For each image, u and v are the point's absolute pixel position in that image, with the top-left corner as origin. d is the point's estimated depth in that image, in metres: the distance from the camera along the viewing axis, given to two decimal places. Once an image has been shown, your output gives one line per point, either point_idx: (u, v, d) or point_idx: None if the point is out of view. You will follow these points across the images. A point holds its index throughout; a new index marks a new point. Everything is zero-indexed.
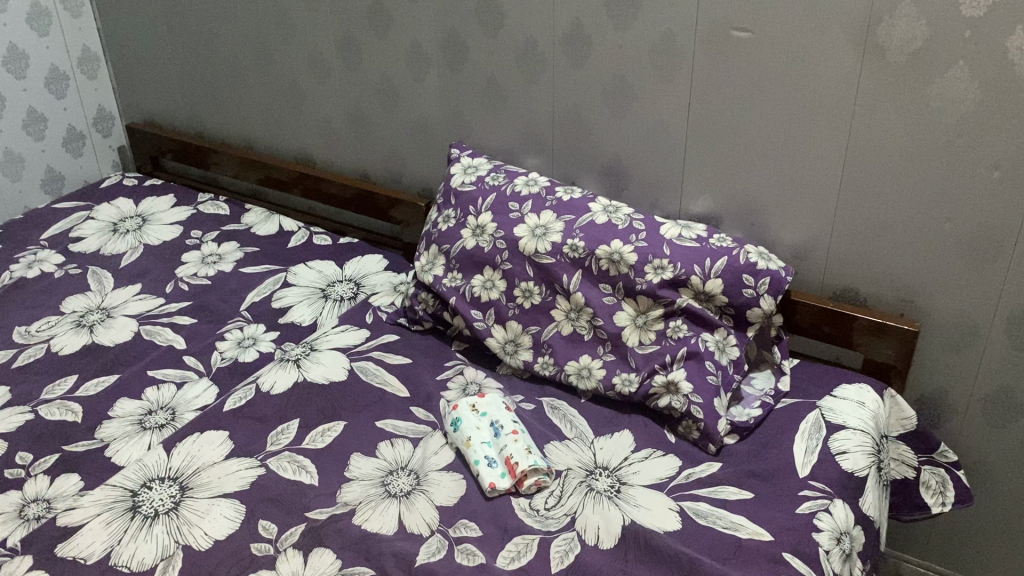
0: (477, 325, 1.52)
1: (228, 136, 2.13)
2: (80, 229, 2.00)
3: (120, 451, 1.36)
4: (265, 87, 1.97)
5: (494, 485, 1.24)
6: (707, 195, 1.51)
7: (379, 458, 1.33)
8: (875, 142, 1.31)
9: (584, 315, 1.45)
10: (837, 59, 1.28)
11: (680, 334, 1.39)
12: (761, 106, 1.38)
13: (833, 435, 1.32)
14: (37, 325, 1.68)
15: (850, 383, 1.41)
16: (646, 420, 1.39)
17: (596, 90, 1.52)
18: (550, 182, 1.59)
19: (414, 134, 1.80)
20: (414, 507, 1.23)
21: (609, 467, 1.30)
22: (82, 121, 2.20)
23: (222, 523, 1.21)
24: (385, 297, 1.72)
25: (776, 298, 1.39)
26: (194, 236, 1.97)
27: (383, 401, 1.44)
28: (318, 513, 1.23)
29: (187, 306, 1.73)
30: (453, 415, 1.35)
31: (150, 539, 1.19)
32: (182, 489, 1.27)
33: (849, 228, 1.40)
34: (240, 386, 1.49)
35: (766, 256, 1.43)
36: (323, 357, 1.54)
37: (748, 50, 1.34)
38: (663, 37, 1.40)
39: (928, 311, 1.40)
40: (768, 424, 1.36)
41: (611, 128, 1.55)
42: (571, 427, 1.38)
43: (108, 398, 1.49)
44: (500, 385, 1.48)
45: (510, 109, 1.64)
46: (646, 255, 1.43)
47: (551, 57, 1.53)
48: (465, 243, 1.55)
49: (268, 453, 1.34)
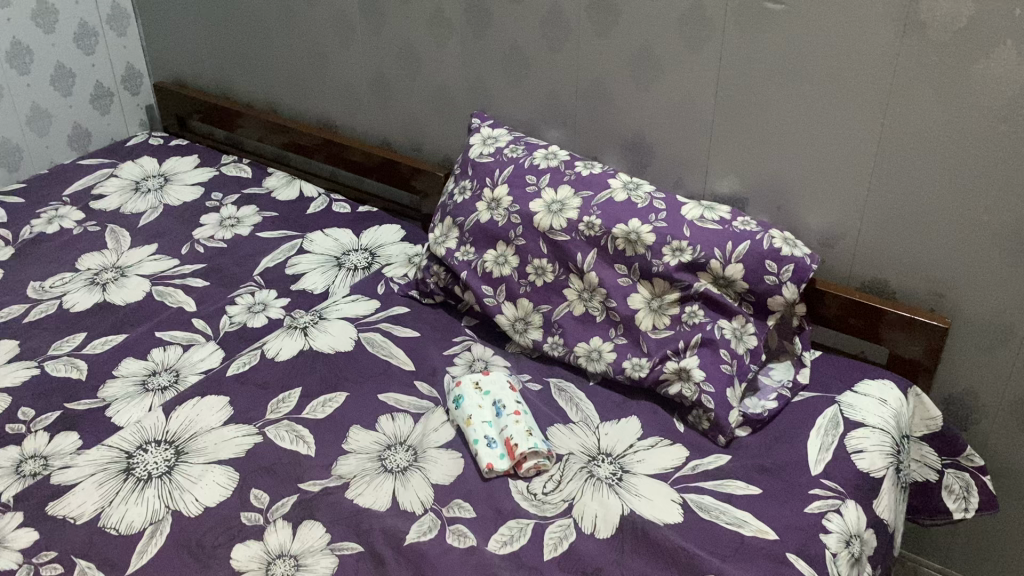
0: (488, 301, 1.48)
1: (254, 98, 2.10)
2: (102, 186, 2.00)
3: (122, 411, 1.36)
4: (289, 49, 1.93)
5: (491, 467, 1.20)
6: (733, 174, 1.44)
7: (378, 432, 1.30)
8: (912, 126, 1.24)
9: (597, 296, 1.40)
10: (874, 35, 1.21)
11: (696, 320, 1.34)
12: (793, 83, 1.31)
13: (850, 433, 1.26)
14: (51, 281, 1.68)
15: (872, 379, 1.35)
16: (654, 407, 1.34)
17: (622, 61, 1.46)
18: (570, 156, 1.53)
19: (435, 102, 1.75)
20: (409, 484, 1.20)
21: (612, 454, 1.25)
22: (110, 79, 2.19)
23: (214, 490, 1.20)
24: (399, 269, 1.68)
25: (800, 286, 1.33)
26: (214, 198, 1.96)
27: (388, 374, 1.41)
28: (311, 484, 1.21)
29: (201, 269, 1.72)
30: (457, 392, 1.32)
31: (141, 503, 1.18)
32: (177, 454, 1.25)
33: (881, 217, 1.33)
34: (245, 351, 1.47)
35: (792, 241, 1.36)
36: (330, 326, 1.51)
37: (780, 24, 1.27)
38: (693, 7, 1.34)
39: (960, 307, 1.33)
40: (784, 418, 1.30)
41: (635, 102, 1.48)
42: (577, 410, 1.34)
43: (114, 357, 1.48)
44: (507, 363, 1.44)
45: (533, 79, 1.58)
46: (664, 235, 1.37)
47: (577, 25, 1.47)
48: (480, 216, 1.51)
49: (267, 421, 1.31)
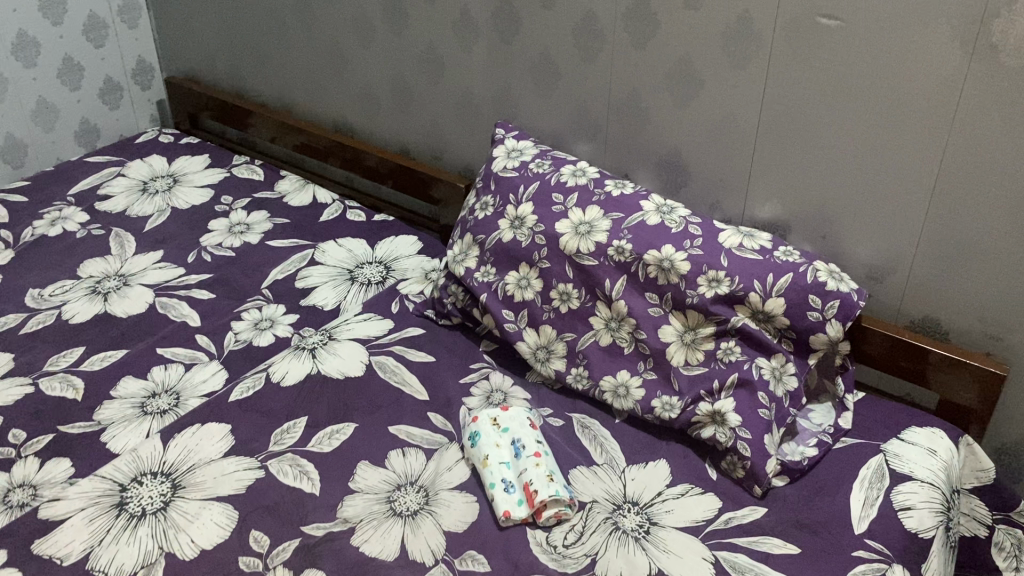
0: (508, 327, 1.39)
1: (268, 97, 2.01)
2: (109, 186, 1.92)
3: (118, 437, 1.28)
4: (305, 47, 1.84)
5: (508, 515, 1.12)
6: (775, 199, 1.34)
7: (388, 469, 1.21)
8: (977, 156, 1.14)
9: (626, 326, 1.31)
10: (940, 58, 1.10)
11: (732, 358, 1.24)
12: (846, 105, 1.20)
13: (897, 487, 1.16)
14: (50, 289, 1.60)
15: (921, 426, 1.25)
16: (685, 451, 1.25)
17: (660, 74, 1.36)
18: (600, 174, 1.44)
19: (458, 110, 1.66)
20: (419, 530, 1.12)
21: (639, 502, 1.16)
22: (121, 72, 2.11)
23: (211, 531, 1.12)
24: (415, 285, 1.59)
25: (845, 324, 1.24)
26: (224, 202, 1.87)
27: (400, 403, 1.32)
28: (314, 528, 1.13)
29: (208, 280, 1.63)
30: (472, 428, 1.23)
31: (132, 543, 1.10)
32: (174, 488, 1.17)
33: (937, 252, 1.23)
34: (250, 374, 1.38)
35: (838, 275, 1.27)
36: (341, 348, 1.43)
37: (835, 41, 1.17)
38: (740, 20, 1.23)
39: (1019, 352, 1.23)
40: (825, 467, 1.21)
41: (672, 119, 1.39)
42: (601, 451, 1.25)
43: (112, 375, 1.40)
44: (527, 395, 1.35)
45: (562, 90, 1.49)
46: (700, 264, 1.28)
47: (612, 34, 1.37)
48: (502, 235, 1.42)
49: (269, 453, 1.23)
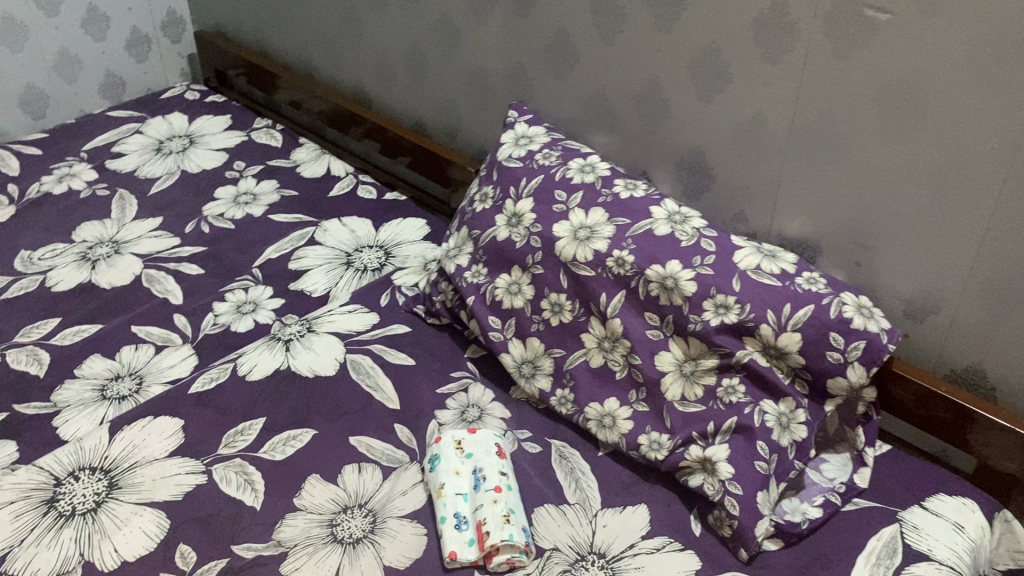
0: (494, 336, 1.26)
1: (290, 59, 1.90)
2: (124, 143, 1.85)
3: (69, 422, 1.21)
4: (325, 9, 1.72)
5: (454, 556, 1.00)
6: (806, 216, 1.17)
7: (338, 488, 1.11)
8: None
9: (619, 348, 1.17)
10: (1010, 69, 0.91)
11: (733, 398, 1.09)
12: (893, 115, 1.02)
13: (910, 568, 0.98)
14: (41, 252, 1.55)
15: (951, 494, 1.08)
16: (670, 498, 1.11)
17: (684, 63, 1.19)
18: (612, 171, 1.29)
19: (472, 86, 1.52)
20: (356, 563, 1.01)
21: (606, 554, 1.02)
22: (149, 24, 2.03)
23: (138, 540, 1.04)
24: (412, 275, 1.48)
25: (870, 369, 1.05)
26: (235, 168, 1.79)
27: (367, 412, 1.22)
28: (244, 549, 1.03)
29: (200, 253, 1.55)
30: (433, 450, 1.12)
31: (53, 546, 1.02)
32: (110, 487, 1.10)
33: (989, 295, 1.04)
34: (218, 363, 1.30)
35: (869, 310, 1.08)
36: (317, 342, 1.32)
37: (884, 38, 0.98)
38: (775, 6, 1.05)
39: None
40: (827, 532, 1.05)
41: (695, 115, 1.21)
42: (576, 489, 1.12)
43: (80, 352, 1.33)
44: (506, 415, 1.22)
45: (580, 74, 1.33)
46: (708, 286, 1.11)
47: (634, 15, 1.20)
48: (496, 232, 1.28)
49: (217, 457, 1.14)
